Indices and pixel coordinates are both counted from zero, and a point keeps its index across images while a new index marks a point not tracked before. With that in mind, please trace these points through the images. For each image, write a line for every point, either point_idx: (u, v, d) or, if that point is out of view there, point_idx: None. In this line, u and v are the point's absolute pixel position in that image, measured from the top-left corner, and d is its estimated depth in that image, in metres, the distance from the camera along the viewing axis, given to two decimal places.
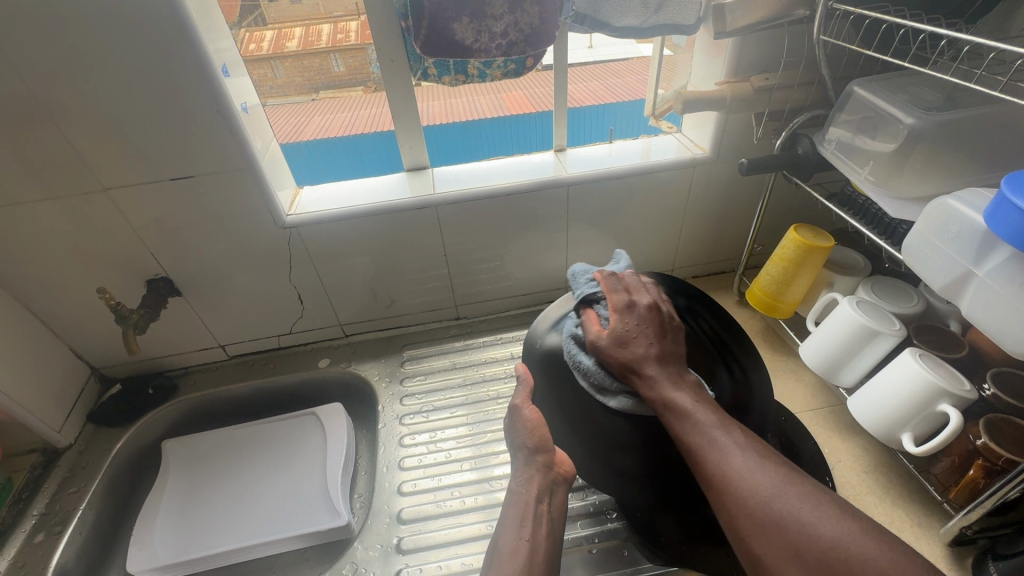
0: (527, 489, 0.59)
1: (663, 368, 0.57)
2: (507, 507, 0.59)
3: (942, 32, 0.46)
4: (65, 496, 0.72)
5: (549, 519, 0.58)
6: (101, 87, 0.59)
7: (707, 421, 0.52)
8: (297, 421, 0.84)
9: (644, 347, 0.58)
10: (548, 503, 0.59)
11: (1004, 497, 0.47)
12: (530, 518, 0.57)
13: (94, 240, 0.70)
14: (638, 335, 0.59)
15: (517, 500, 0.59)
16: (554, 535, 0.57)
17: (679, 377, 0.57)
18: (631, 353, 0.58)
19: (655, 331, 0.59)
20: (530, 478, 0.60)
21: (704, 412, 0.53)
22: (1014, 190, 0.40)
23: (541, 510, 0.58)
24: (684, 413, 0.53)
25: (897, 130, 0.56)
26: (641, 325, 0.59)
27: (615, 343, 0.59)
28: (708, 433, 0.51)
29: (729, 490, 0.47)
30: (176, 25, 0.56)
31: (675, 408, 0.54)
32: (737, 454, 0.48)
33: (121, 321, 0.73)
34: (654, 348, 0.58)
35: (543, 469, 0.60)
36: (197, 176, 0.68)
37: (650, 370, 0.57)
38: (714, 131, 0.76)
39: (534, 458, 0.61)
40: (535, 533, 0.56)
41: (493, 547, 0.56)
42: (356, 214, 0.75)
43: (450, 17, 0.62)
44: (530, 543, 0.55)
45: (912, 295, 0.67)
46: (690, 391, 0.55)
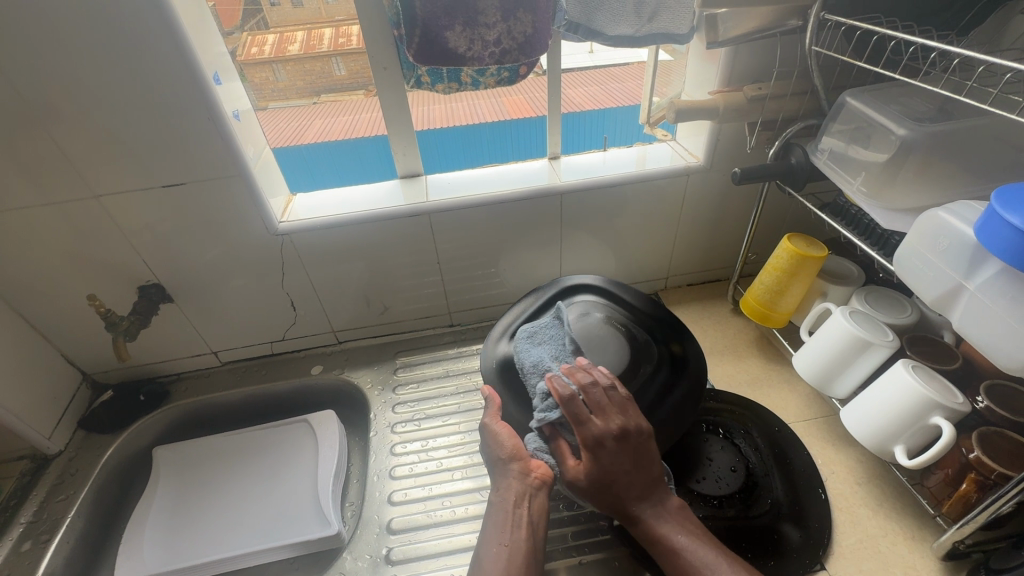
0: (504, 496, 0.56)
1: (649, 504, 0.55)
2: (488, 514, 0.56)
3: (931, 44, 0.45)
4: (53, 503, 0.72)
5: (530, 523, 0.55)
6: (92, 94, 0.59)
7: (700, 560, 0.51)
8: (289, 428, 0.84)
9: (623, 479, 0.54)
10: (527, 509, 0.55)
11: (997, 512, 0.47)
12: (509, 524, 0.54)
13: (86, 247, 0.70)
14: (611, 469, 0.55)
15: (496, 509, 0.56)
16: (536, 542, 0.54)
17: (665, 506, 0.55)
18: (614, 495, 0.55)
19: (626, 453, 0.55)
20: (507, 484, 0.57)
21: (700, 546, 0.52)
22: (1004, 204, 0.40)
23: (520, 515, 0.55)
24: (676, 552, 0.52)
25: (889, 140, 0.56)
26: (614, 463, 0.54)
27: (595, 488, 0.55)
28: (705, 569, 0.50)
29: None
30: (168, 32, 0.56)
31: (669, 547, 0.52)
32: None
33: (112, 328, 0.73)
34: (633, 480, 0.55)
35: (518, 474, 0.57)
36: (189, 183, 0.68)
37: (638, 510, 0.55)
38: (708, 141, 0.76)
39: (508, 462, 0.58)
40: (517, 542, 0.53)
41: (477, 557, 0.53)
42: (349, 221, 0.75)
43: (443, 25, 0.62)
44: (509, 550, 0.53)
45: (906, 305, 0.67)
46: (679, 524, 0.54)
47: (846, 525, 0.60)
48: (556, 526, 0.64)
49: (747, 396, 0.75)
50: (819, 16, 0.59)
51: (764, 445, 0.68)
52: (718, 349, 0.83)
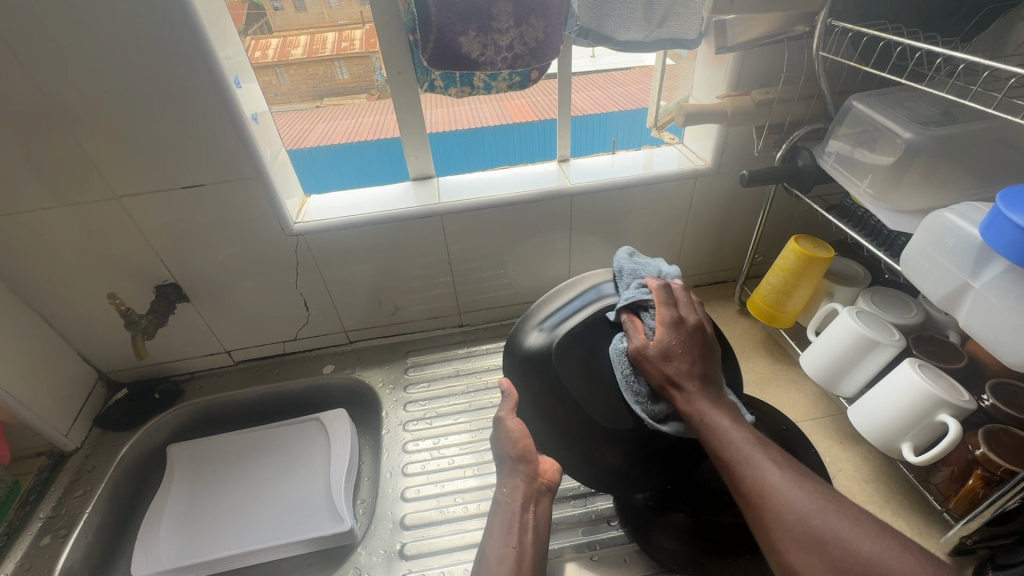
0: (511, 496, 0.57)
1: (702, 386, 0.54)
2: (495, 512, 0.57)
3: (937, 50, 0.47)
4: (71, 499, 0.73)
5: (535, 526, 0.56)
6: (117, 97, 0.60)
7: (742, 444, 0.49)
8: (301, 426, 0.85)
9: (683, 359, 0.54)
10: (532, 512, 0.57)
11: (1003, 506, 0.48)
12: (515, 524, 0.55)
13: (105, 246, 0.72)
14: (677, 345, 0.55)
15: (503, 509, 0.57)
16: (540, 544, 0.55)
17: (716, 396, 0.53)
18: (671, 367, 0.54)
19: (693, 341, 0.56)
20: (516, 485, 0.58)
21: (739, 429, 0.50)
22: (1009, 205, 0.41)
23: (526, 517, 0.56)
24: (719, 430, 0.51)
25: (895, 144, 0.57)
26: (685, 343, 0.55)
27: (661, 355, 0.55)
28: (747, 459, 0.48)
29: (767, 508, 0.45)
30: (191, 37, 0.58)
31: (713, 425, 0.51)
32: (775, 477, 0.46)
33: (130, 326, 0.74)
34: (691, 362, 0.55)
35: (527, 476, 0.58)
36: (207, 184, 0.69)
37: (689, 385, 0.54)
38: (716, 144, 0.77)
39: (518, 465, 0.58)
40: (522, 541, 0.54)
41: (482, 554, 0.54)
42: (363, 222, 0.76)
43: (457, 31, 0.64)
44: (515, 550, 0.53)
45: (912, 306, 0.68)
46: (727, 411, 0.52)
47: None
48: (567, 522, 0.65)
49: (754, 395, 0.76)
50: (825, 23, 0.61)
51: (773, 443, 0.68)
52: None
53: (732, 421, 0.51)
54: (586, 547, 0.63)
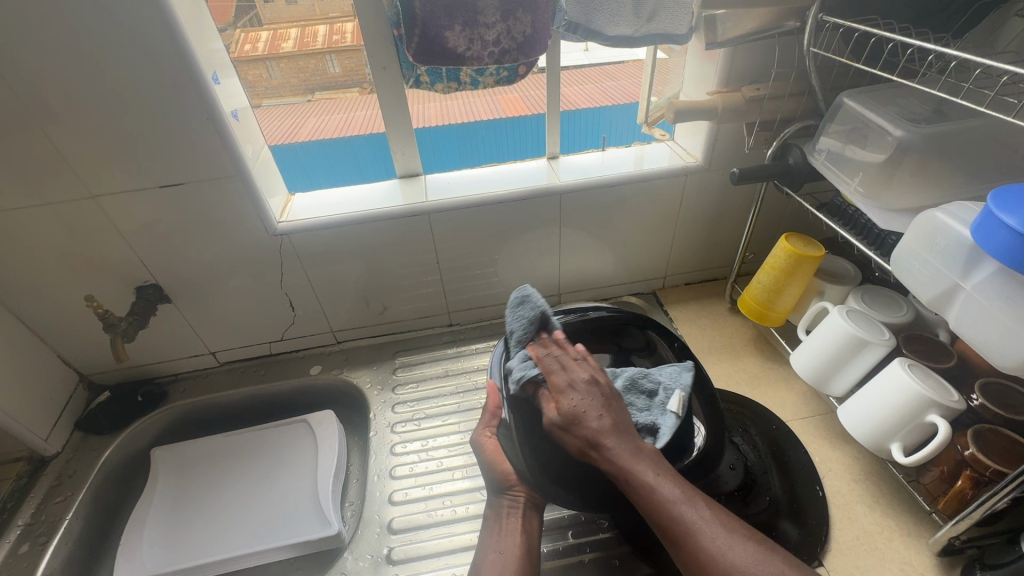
0: (495, 514, 0.60)
1: (621, 439, 0.50)
2: (484, 526, 0.60)
3: (929, 47, 0.46)
4: (52, 505, 0.71)
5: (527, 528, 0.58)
6: (88, 92, 0.58)
7: (666, 494, 0.46)
8: (288, 429, 0.84)
9: (598, 420, 0.51)
10: (520, 520, 0.59)
11: (991, 508, 0.48)
12: (504, 533, 0.57)
13: (83, 247, 0.70)
14: (588, 407, 0.52)
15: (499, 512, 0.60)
16: (532, 549, 0.57)
17: (639, 447, 0.50)
18: (586, 430, 0.51)
19: (609, 401, 0.53)
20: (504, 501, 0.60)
21: (668, 485, 0.47)
22: (1001, 206, 0.40)
23: (513, 525, 0.58)
24: (643, 487, 0.47)
25: (886, 141, 0.56)
26: (587, 398, 0.53)
27: (570, 422, 0.52)
28: (676, 512, 0.45)
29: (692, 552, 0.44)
30: (162, 29, 0.56)
31: (638, 482, 0.47)
32: (709, 534, 0.44)
33: (109, 329, 0.73)
34: (608, 419, 0.51)
35: (509, 495, 0.60)
36: (186, 184, 0.67)
37: (609, 444, 0.50)
38: (706, 141, 0.76)
39: (504, 491, 0.61)
40: (511, 549, 0.56)
41: (482, 554, 0.57)
42: (348, 221, 0.75)
43: (443, 25, 0.62)
44: (505, 556, 0.55)
45: (902, 304, 0.68)
46: (651, 461, 0.49)
47: (844, 522, 0.61)
48: (557, 525, 0.65)
49: (745, 394, 0.76)
50: (817, 17, 0.60)
51: (762, 442, 0.68)
52: (716, 348, 0.84)
53: (664, 475, 0.48)
54: (576, 549, 0.62)
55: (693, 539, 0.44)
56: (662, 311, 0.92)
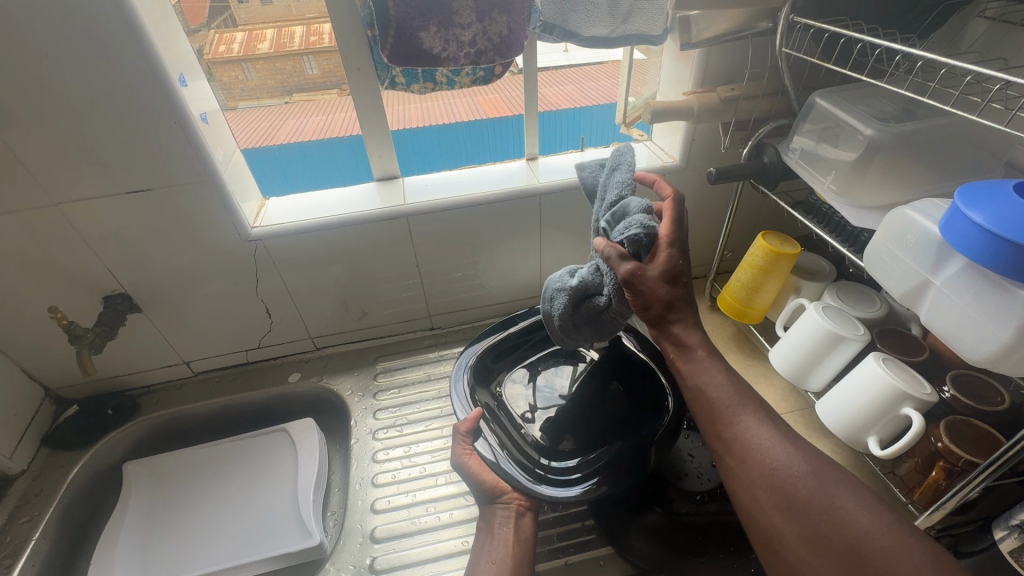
0: (489, 522, 0.59)
1: (687, 326, 0.53)
2: (477, 536, 0.59)
3: (897, 48, 0.46)
4: (17, 526, 0.68)
5: (518, 540, 0.57)
6: (46, 95, 0.56)
7: (716, 394, 0.51)
8: (267, 438, 0.82)
9: (673, 299, 0.53)
10: (512, 529, 0.58)
11: (964, 498, 0.49)
12: (497, 542, 0.57)
13: (46, 255, 0.67)
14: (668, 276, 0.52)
15: (488, 528, 0.59)
16: (525, 556, 0.56)
17: (702, 339, 0.53)
18: (648, 316, 0.53)
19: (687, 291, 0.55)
20: (498, 505, 0.60)
21: (727, 382, 0.51)
22: (968, 203, 0.42)
23: (506, 533, 0.58)
24: (707, 386, 0.51)
25: (857, 140, 0.57)
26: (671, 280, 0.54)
27: (659, 278, 0.51)
28: (737, 410, 0.49)
29: (750, 454, 0.47)
30: (123, 29, 0.54)
31: (704, 378, 0.51)
32: (762, 431, 0.48)
33: (74, 341, 0.70)
34: (675, 303, 0.53)
35: (500, 505, 0.60)
36: (153, 190, 0.65)
37: (675, 326, 0.53)
38: (684, 142, 0.77)
39: (495, 500, 0.60)
40: (506, 558, 0.56)
41: (475, 563, 0.56)
42: (325, 225, 0.73)
43: (417, 25, 0.61)
44: (499, 564, 0.55)
45: (876, 299, 0.69)
46: (717, 361, 0.52)
47: None
48: (542, 528, 0.65)
49: None
50: (789, 18, 0.60)
51: None
52: None
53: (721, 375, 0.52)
54: (561, 553, 0.62)
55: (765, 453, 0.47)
56: None
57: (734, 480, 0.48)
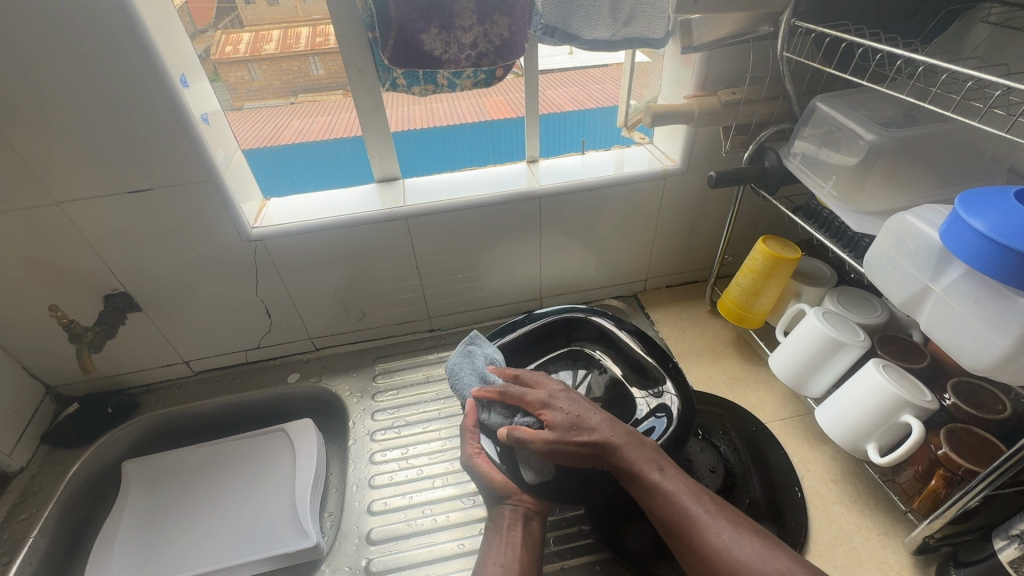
0: (498, 524, 0.58)
1: (621, 434, 0.55)
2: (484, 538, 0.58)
3: (897, 53, 0.46)
4: (16, 523, 0.69)
5: (524, 545, 0.57)
6: (49, 94, 0.56)
7: (673, 488, 0.51)
8: (266, 438, 0.82)
9: (595, 417, 0.56)
10: (519, 533, 0.57)
11: (964, 506, 0.48)
12: (505, 545, 0.56)
13: (48, 253, 0.67)
14: (575, 413, 0.56)
15: (495, 531, 0.58)
16: (531, 562, 0.56)
17: (637, 440, 0.55)
18: (590, 434, 0.54)
19: (592, 404, 0.59)
20: (504, 508, 0.59)
21: (673, 480, 0.52)
22: (967, 210, 0.41)
23: (513, 538, 0.57)
24: (653, 487, 0.51)
25: (857, 145, 0.57)
26: (575, 405, 0.57)
27: (573, 426, 0.55)
28: (684, 505, 0.50)
29: (712, 555, 0.47)
30: (125, 29, 0.54)
31: (645, 480, 0.51)
32: (716, 530, 0.48)
33: (75, 339, 0.70)
34: (602, 418, 0.56)
35: (510, 506, 0.59)
36: (153, 189, 0.65)
37: (613, 438, 0.54)
38: (684, 145, 0.77)
39: (504, 500, 0.59)
40: (512, 562, 0.55)
41: (481, 563, 0.56)
42: (326, 226, 0.74)
43: (418, 28, 0.62)
44: (506, 568, 0.54)
45: (876, 305, 0.68)
46: (656, 461, 0.53)
47: (822, 522, 0.61)
48: None
49: (724, 396, 0.76)
50: (790, 22, 0.60)
51: (741, 445, 0.69)
52: (697, 350, 0.84)
53: (669, 473, 0.52)
54: (557, 557, 0.62)
55: (716, 550, 0.47)
56: (643, 314, 0.92)
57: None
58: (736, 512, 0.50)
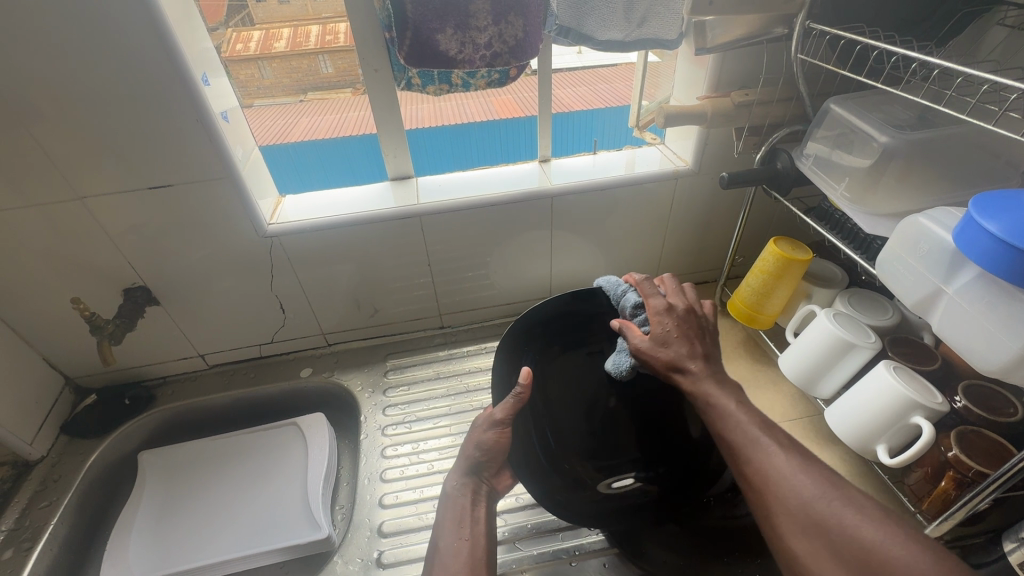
0: (462, 493, 0.58)
1: (706, 365, 0.52)
2: (445, 505, 0.58)
3: (913, 56, 0.46)
4: (36, 510, 0.70)
5: (486, 520, 0.57)
6: (75, 91, 0.57)
7: (744, 418, 0.48)
8: (279, 431, 0.83)
9: (686, 346, 0.53)
10: (484, 511, 0.58)
11: (974, 507, 0.49)
12: (471, 521, 0.56)
13: (71, 247, 0.69)
14: (678, 335, 0.54)
15: (454, 501, 0.58)
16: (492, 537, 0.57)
17: (720, 374, 0.52)
18: (674, 352, 0.53)
19: (699, 330, 0.55)
20: (467, 481, 0.59)
21: (745, 411, 0.49)
22: (982, 212, 0.41)
23: (479, 513, 0.57)
24: (722, 413, 0.49)
25: (871, 147, 0.57)
26: (681, 326, 0.54)
27: (658, 343, 0.54)
28: (754, 433, 0.47)
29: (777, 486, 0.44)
30: (150, 29, 0.55)
31: (716, 407, 0.50)
32: (783, 458, 0.45)
33: (95, 331, 0.72)
34: (698, 347, 0.54)
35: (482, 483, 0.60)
36: (175, 185, 0.67)
37: (693, 367, 0.52)
38: (696, 145, 0.77)
39: (480, 478, 0.60)
40: (476, 534, 0.55)
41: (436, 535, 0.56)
42: (340, 223, 0.75)
43: (434, 28, 0.62)
44: (471, 541, 0.55)
45: (887, 307, 0.68)
46: (732, 391, 0.51)
47: None
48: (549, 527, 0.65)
49: None
50: (805, 24, 0.60)
51: None
52: None
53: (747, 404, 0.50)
54: (564, 552, 0.62)
55: (782, 481, 0.44)
56: None
57: (765, 523, 0.44)
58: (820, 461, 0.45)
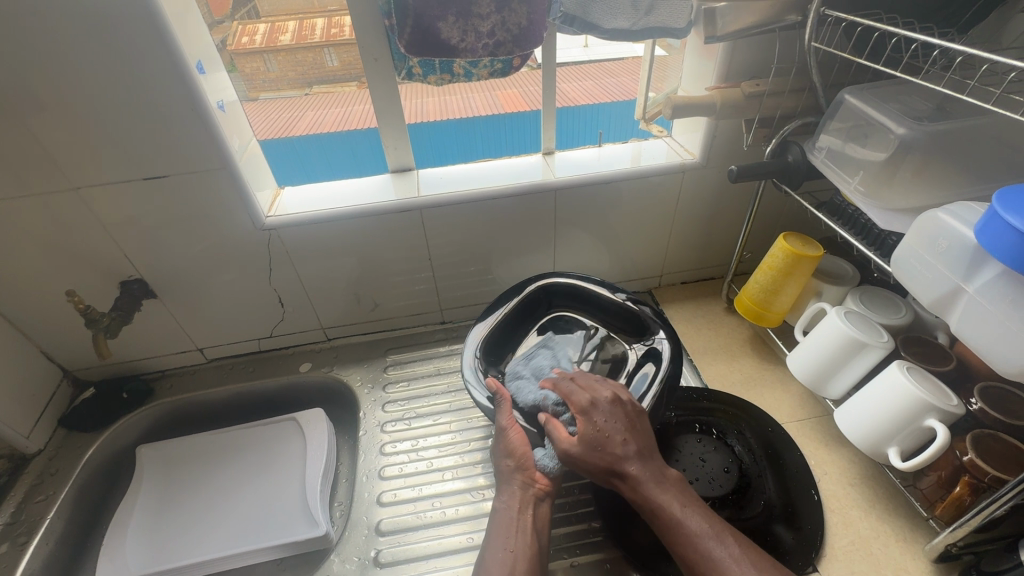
0: (508, 504, 0.58)
1: (645, 467, 0.53)
2: (494, 519, 0.57)
3: (932, 42, 0.44)
4: (33, 504, 0.70)
5: (535, 530, 0.56)
6: (67, 79, 0.56)
7: (694, 527, 0.49)
8: (277, 427, 0.82)
9: (622, 445, 0.54)
10: (533, 517, 0.57)
11: (991, 515, 0.47)
12: (518, 528, 0.55)
13: (65, 239, 0.68)
14: (611, 431, 0.55)
15: (500, 515, 0.57)
16: (541, 547, 0.55)
17: (662, 474, 0.53)
18: (611, 455, 0.54)
19: (630, 421, 0.57)
20: (512, 491, 0.59)
21: (694, 517, 0.50)
22: (1006, 206, 0.39)
23: (526, 519, 0.56)
24: (674, 521, 0.50)
25: (888, 139, 0.55)
26: (611, 421, 0.56)
27: (591, 446, 0.55)
28: (703, 544, 0.48)
29: None
30: (142, 14, 0.54)
31: (664, 512, 0.51)
32: (737, 570, 0.46)
33: (91, 324, 0.71)
34: (632, 445, 0.54)
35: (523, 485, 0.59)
36: (171, 176, 0.66)
37: (632, 471, 0.53)
38: (705, 137, 0.75)
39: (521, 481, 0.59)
40: (522, 544, 0.54)
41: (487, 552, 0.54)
42: (339, 216, 0.73)
43: (435, 15, 0.61)
44: (516, 552, 0.53)
45: (900, 306, 0.66)
46: (677, 493, 0.52)
47: (839, 527, 0.60)
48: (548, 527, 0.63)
49: (739, 395, 0.75)
50: (819, 11, 0.58)
51: (758, 446, 0.67)
52: (712, 348, 0.83)
53: (691, 508, 0.51)
54: (565, 553, 0.61)
55: None
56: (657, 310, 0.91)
57: None
58: (771, 561, 0.47)
